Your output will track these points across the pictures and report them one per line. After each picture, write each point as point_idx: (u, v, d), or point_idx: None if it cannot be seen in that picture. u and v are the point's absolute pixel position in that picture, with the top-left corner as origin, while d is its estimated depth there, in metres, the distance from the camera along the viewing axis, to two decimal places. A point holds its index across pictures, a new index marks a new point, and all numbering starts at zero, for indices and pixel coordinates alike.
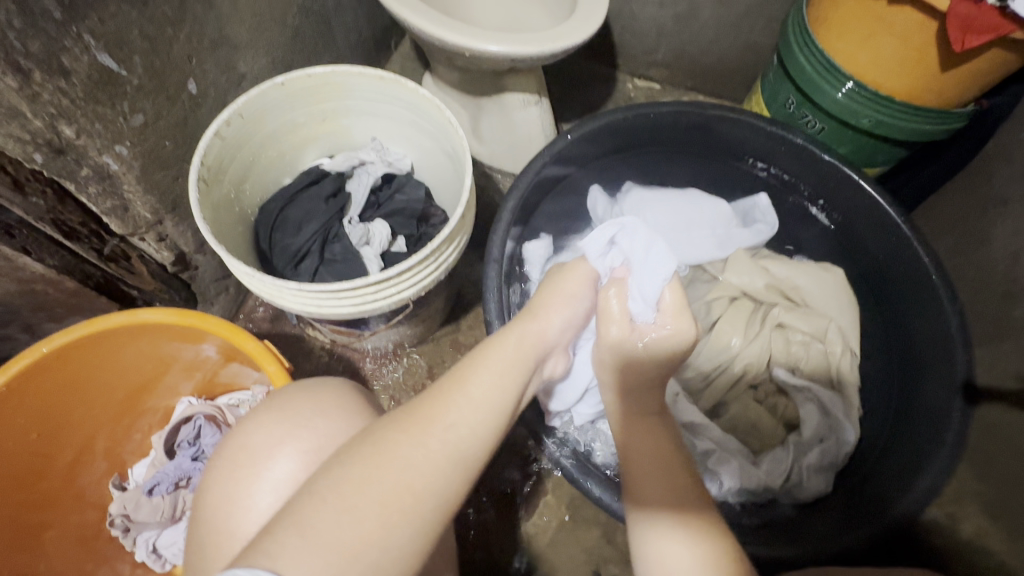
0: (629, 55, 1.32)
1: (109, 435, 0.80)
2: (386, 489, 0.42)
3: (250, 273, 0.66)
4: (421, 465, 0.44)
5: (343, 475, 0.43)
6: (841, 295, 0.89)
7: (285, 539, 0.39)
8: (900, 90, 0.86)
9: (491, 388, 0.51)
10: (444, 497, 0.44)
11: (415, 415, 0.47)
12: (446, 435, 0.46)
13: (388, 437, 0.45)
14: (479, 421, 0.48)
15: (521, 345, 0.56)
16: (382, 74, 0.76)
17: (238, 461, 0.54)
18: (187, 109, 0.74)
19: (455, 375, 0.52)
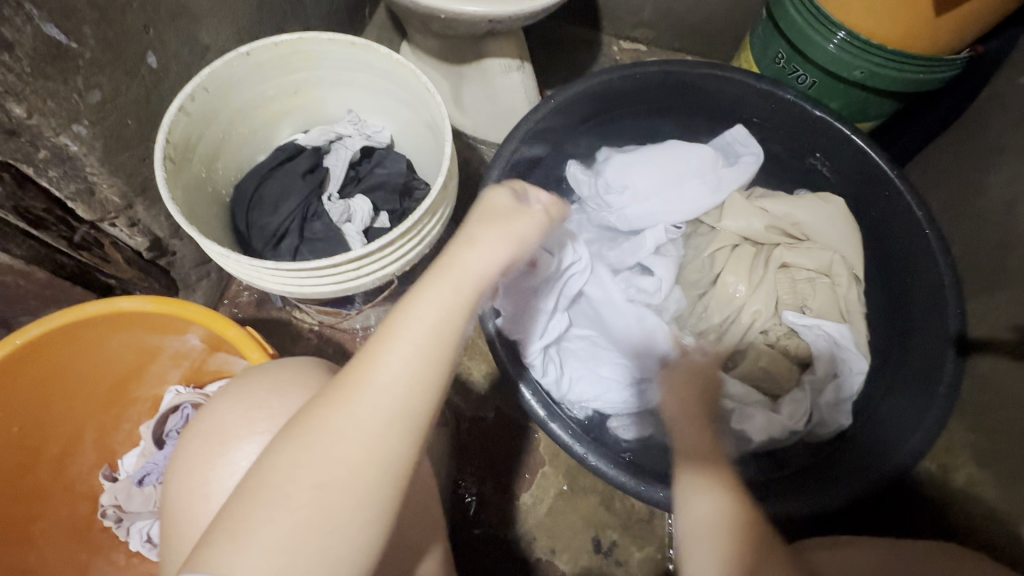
0: (613, 16, 1.27)
1: (98, 425, 0.79)
2: (320, 474, 0.40)
3: (225, 254, 0.63)
4: (354, 438, 0.41)
5: (274, 467, 0.40)
6: (841, 224, 0.88)
7: (231, 540, 0.37)
8: (893, 38, 0.83)
9: (418, 333, 0.44)
10: (392, 466, 0.41)
11: (343, 379, 0.43)
12: (373, 397, 0.42)
13: (318, 415, 0.42)
14: (407, 374, 0.42)
15: (455, 284, 0.47)
16: (352, 39, 0.72)
17: (202, 451, 0.53)
18: (147, 85, 0.70)
19: (383, 330, 0.44)
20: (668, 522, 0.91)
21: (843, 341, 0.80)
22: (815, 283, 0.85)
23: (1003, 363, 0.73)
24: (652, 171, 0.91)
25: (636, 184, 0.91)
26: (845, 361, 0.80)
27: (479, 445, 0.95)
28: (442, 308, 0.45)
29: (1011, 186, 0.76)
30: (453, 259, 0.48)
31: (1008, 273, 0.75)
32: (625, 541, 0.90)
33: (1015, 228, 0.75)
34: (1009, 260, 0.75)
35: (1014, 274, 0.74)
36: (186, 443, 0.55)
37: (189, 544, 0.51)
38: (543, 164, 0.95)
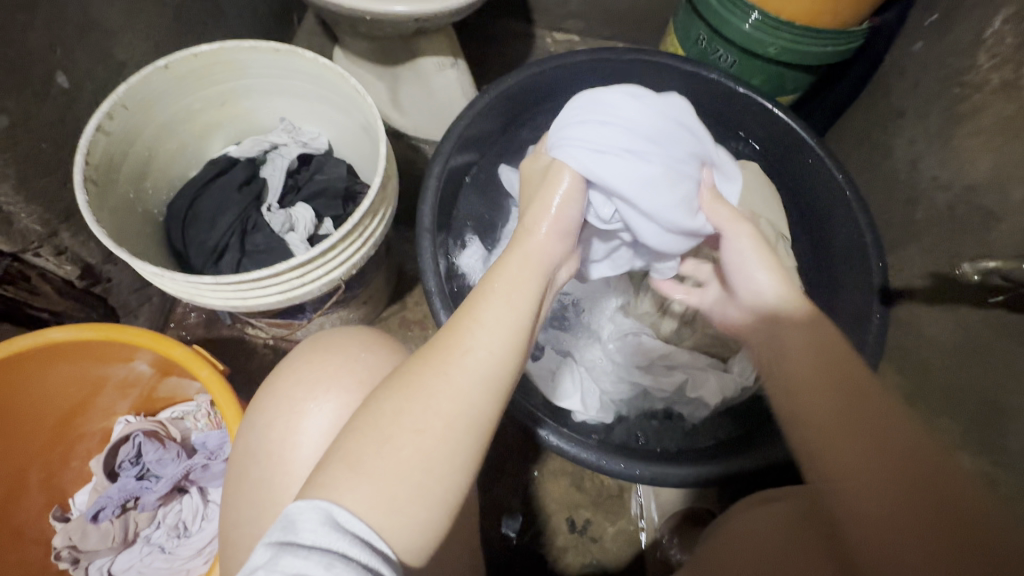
0: (544, 9, 1.29)
1: (44, 466, 0.76)
2: (421, 417, 0.41)
3: (159, 273, 0.62)
4: (447, 392, 0.43)
5: (379, 408, 0.42)
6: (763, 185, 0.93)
7: (344, 480, 0.39)
8: (799, 14, 0.88)
9: (505, 306, 0.48)
10: (478, 421, 0.43)
11: (443, 342, 0.46)
12: (467, 359, 0.44)
13: (414, 370, 0.44)
14: (504, 345, 0.46)
15: (527, 267, 0.51)
16: (276, 46, 0.72)
17: (293, 396, 0.53)
18: (60, 106, 0.68)
19: (468, 301, 0.48)
20: (636, 494, 0.95)
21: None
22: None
23: (919, 308, 0.78)
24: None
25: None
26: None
27: None
28: (514, 279, 0.50)
29: (912, 147, 0.84)
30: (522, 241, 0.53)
31: (917, 226, 0.81)
32: (598, 517, 0.93)
33: (920, 183, 0.81)
34: (917, 214, 0.81)
35: (921, 227, 0.80)
36: (276, 390, 0.54)
37: (267, 489, 0.50)
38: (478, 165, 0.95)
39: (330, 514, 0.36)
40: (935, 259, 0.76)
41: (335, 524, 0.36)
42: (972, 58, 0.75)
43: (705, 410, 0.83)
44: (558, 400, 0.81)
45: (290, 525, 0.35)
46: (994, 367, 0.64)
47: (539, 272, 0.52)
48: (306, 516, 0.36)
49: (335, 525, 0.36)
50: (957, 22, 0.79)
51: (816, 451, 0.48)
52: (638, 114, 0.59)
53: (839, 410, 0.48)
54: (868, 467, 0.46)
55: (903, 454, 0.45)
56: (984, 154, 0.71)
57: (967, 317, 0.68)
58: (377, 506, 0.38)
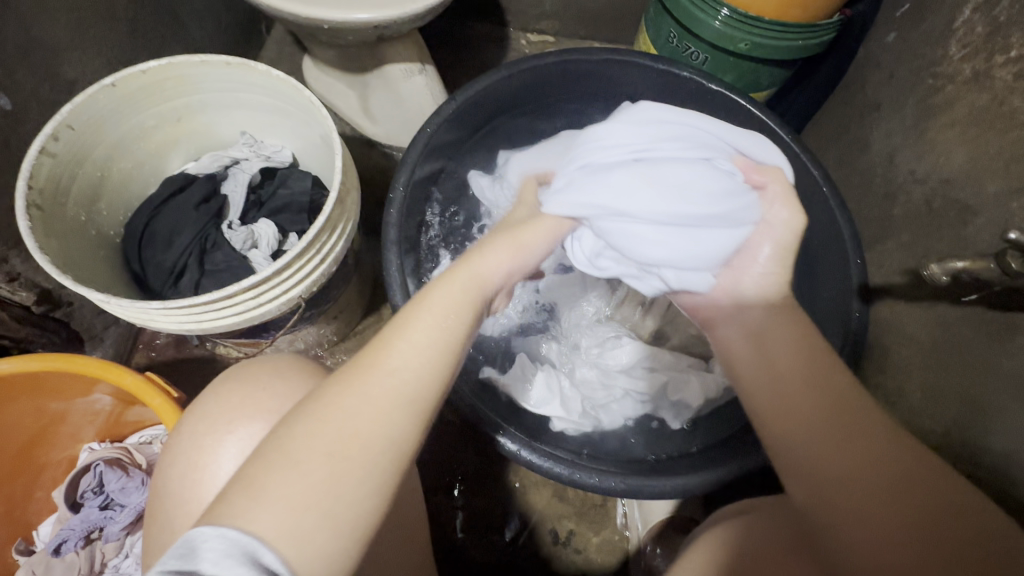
0: (517, 11, 1.27)
1: (5, 499, 0.74)
2: (333, 439, 0.39)
3: (105, 299, 0.59)
4: (366, 416, 0.41)
5: (290, 432, 0.40)
6: None
7: (244, 508, 0.36)
8: (768, 9, 0.87)
9: (432, 326, 0.46)
10: (399, 443, 0.41)
11: (362, 363, 0.43)
12: (391, 380, 0.42)
13: (331, 391, 0.42)
14: (426, 365, 0.44)
15: (463, 285, 0.49)
16: (228, 59, 0.70)
17: (197, 431, 0.51)
18: (3, 128, 0.66)
19: (399, 319, 0.46)
20: (621, 503, 0.93)
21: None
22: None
23: (897, 306, 0.76)
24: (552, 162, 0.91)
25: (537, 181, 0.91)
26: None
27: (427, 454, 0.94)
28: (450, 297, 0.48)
29: (888, 141, 0.82)
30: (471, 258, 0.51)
31: (894, 221, 0.79)
32: (582, 527, 0.91)
33: (896, 177, 0.80)
34: (894, 209, 0.79)
35: (899, 222, 0.79)
36: (183, 426, 0.53)
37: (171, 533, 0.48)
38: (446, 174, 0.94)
39: (239, 544, 0.34)
40: (913, 255, 0.75)
41: (246, 558, 0.34)
42: (943, 49, 0.73)
43: (689, 412, 0.81)
44: (530, 405, 0.79)
45: (190, 553, 0.33)
46: (972, 365, 0.63)
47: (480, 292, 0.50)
48: (211, 545, 0.34)
49: (244, 557, 0.34)
50: (928, 12, 0.77)
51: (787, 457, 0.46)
52: (619, 136, 0.59)
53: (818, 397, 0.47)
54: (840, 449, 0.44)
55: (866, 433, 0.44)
56: (958, 147, 0.69)
57: (947, 314, 0.67)
58: (282, 538, 0.36)
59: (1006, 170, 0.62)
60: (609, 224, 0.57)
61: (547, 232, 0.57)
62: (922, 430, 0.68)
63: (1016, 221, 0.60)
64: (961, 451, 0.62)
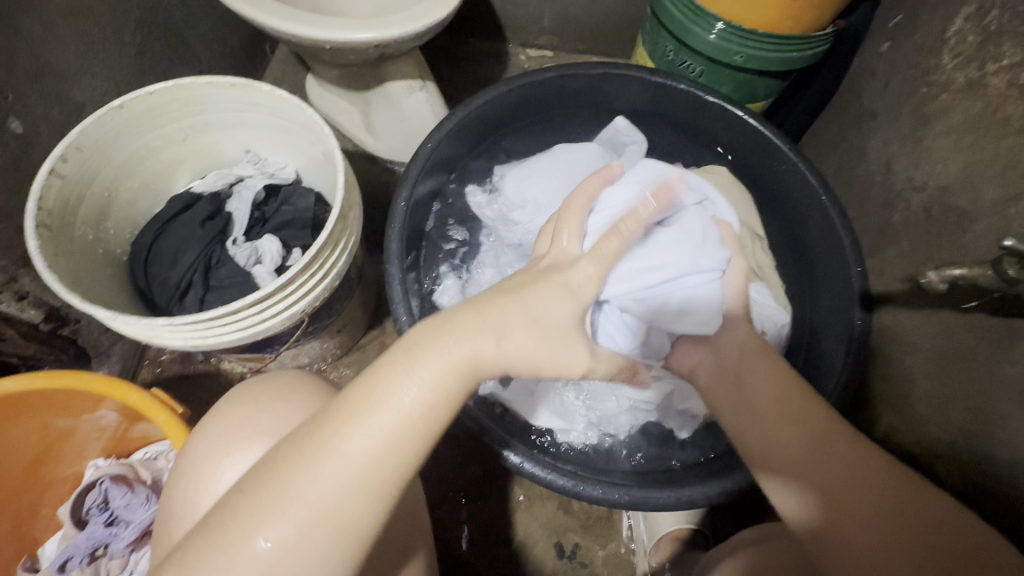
0: (515, 26, 1.30)
1: (12, 516, 0.74)
2: (279, 522, 0.40)
3: (111, 316, 0.60)
4: (312, 496, 0.40)
5: (241, 503, 0.40)
6: (731, 186, 0.94)
7: (194, 570, 0.39)
8: (762, 22, 0.88)
9: (398, 410, 0.42)
10: (347, 525, 0.41)
11: (320, 437, 0.41)
12: (340, 466, 0.40)
13: (286, 464, 0.41)
14: (388, 450, 0.41)
15: (443, 360, 0.43)
16: (233, 80, 0.72)
17: (198, 452, 0.52)
18: (15, 152, 0.69)
19: (363, 392, 0.42)
20: (626, 516, 0.92)
21: (760, 298, 0.83)
22: None
23: (900, 313, 0.76)
24: (550, 179, 0.90)
25: (536, 196, 0.90)
26: (769, 319, 0.83)
27: (431, 467, 0.94)
28: (422, 385, 0.42)
29: (886, 148, 0.82)
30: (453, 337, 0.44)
31: (894, 228, 0.79)
32: (587, 541, 0.91)
33: (895, 184, 0.80)
34: (894, 216, 0.80)
35: (899, 229, 0.79)
36: (189, 444, 0.54)
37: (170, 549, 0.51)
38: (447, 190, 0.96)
39: None
40: (915, 262, 0.74)
41: None
42: (937, 58, 0.74)
43: (697, 420, 0.80)
44: (534, 421, 0.80)
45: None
46: (976, 373, 0.62)
47: (460, 380, 0.43)
48: None
49: None
50: (921, 22, 0.78)
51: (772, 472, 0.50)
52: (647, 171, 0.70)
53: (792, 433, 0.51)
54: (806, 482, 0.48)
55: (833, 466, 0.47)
56: (954, 154, 0.70)
57: (950, 321, 0.66)
58: None
59: (1004, 177, 0.62)
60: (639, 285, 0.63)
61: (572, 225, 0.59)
62: (928, 439, 0.67)
63: (1015, 228, 0.61)
64: (968, 459, 0.62)
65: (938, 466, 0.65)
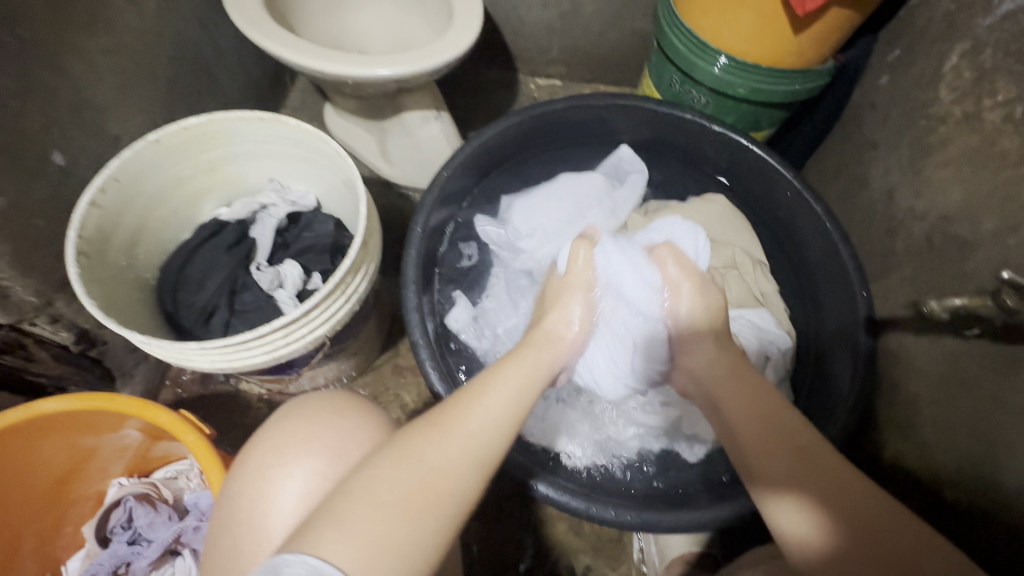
0: (526, 57, 1.35)
1: (37, 533, 0.76)
2: (412, 483, 0.43)
3: (145, 340, 0.63)
4: (441, 466, 0.44)
5: (375, 472, 0.43)
6: (729, 218, 0.97)
7: (326, 531, 0.39)
8: (764, 56, 0.91)
9: (507, 400, 0.52)
10: (464, 497, 0.44)
11: (441, 419, 0.48)
12: (467, 438, 0.47)
13: (413, 440, 0.46)
14: (502, 431, 0.49)
15: (525, 366, 0.57)
16: (261, 115, 0.76)
17: (266, 463, 0.54)
18: (55, 182, 0.72)
19: (474, 387, 0.52)
20: (637, 538, 0.93)
21: (763, 324, 0.86)
22: (727, 277, 0.91)
23: (905, 337, 0.78)
24: (557, 207, 0.95)
25: (544, 224, 0.94)
26: (772, 343, 0.85)
27: None
28: (505, 392, 0.52)
29: (887, 177, 0.85)
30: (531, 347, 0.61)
31: (897, 255, 0.81)
32: (598, 564, 0.91)
33: (897, 211, 0.82)
34: (897, 243, 0.82)
35: (902, 255, 0.81)
36: (251, 457, 0.55)
37: (235, 559, 0.51)
38: (458, 217, 0.99)
39: (318, 571, 0.37)
40: (919, 287, 0.76)
41: None
42: (934, 92, 0.77)
43: (707, 442, 0.81)
44: (554, 447, 0.81)
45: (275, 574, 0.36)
46: (982, 398, 0.64)
47: (533, 393, 0.55)
48: (294, 569, 0.37)
49: None
50: (918, 57, 0.82)
51: (773, 485, 0.48)
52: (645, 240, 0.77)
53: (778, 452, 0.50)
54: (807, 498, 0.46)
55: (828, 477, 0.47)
56: (954, 185, 0.72)
57: (953, 348, 0.68)
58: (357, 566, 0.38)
59: (1002, 208, 0.65)
60: (604, 341, 0.73)
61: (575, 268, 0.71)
62: (936, 463, 0.68)
63: (1014, 258, 0.63)
64: (977, 483, 0.63)
65: (945, 490, 0.66)
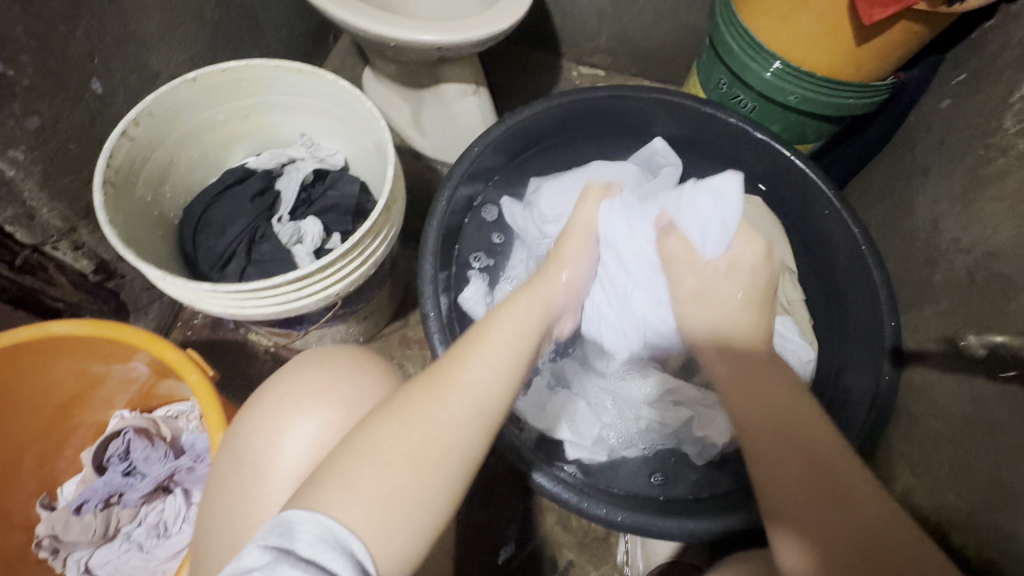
0: (572, 43, 1.32)
1: (38, 453, 0.77)
2: (416, 443, 0.42)
3: (161, 276, 0.63)
4: (442, 422, 0.43)
5: (376, 431, 0.42)
6: (767, 218, 0.94)
7: (330, 495, 0.39)
8: (822, 65, 0.87)
9: (507, 347, 0.50)
10: (469, 453, 0.44)
11: (441, 372, 0.46)
12: (467, 390, 0.45)
13: (412, 397, 0.44)
14: (502, 382, 0.48)
15: (527, 307, 0.55)
16: (300, 66, 0.75)
17: (278, 407, 0.54)
18: (92, 110, 0.73)
19: (470, 337, 0.50)
20: (624, 539, 0.91)
21: (785, 333, 0.84)
22: None
23: (932, 373, 0.74)
24: None
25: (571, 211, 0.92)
26: (792, 352, 0.83)
27: None
28: (505, 341, 0.50)
29: (934, 207, 0.81)
30: (530, 289, 0.58)
31: (934, 288, 0.78)
32: (581, 558, 0.90)
33: (940, 243, 0.78)
34: (935, 276, 0.78)
35: (938, 289, 0.77)
36: (265, 400, 0.55)
37: (241, 500, 0.51)
38: (485, 194, 0.97)
39: (329, 531, 0.37)
40: (953, 323, 0.73)
41: (336, 543, 0.36)
42: (998, 121, 0.73)
43: (713, 450, 0.79)
44: (552, 432, 0.80)
45: (289, 533, 0.36)
46: (1007, 445, 0.60)
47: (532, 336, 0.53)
48: (306, 529, 0.36)
49: (332, 543, 0.36)
50: (986, 83, 0.77)
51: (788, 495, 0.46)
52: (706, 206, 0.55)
53: (790, 450, 0.47)
54: (817, 509, 0.44)
55: (842, 484, 0.45)
56: (1006, 221, 0.68)
57: (982, 390, 0.65)
58: (364, 527, 0.38)
59: None
60: (611, 310, 0.67)
61: (583, 223, 0.65)
62: (947, 508, 0.65)
63: None
64: (988, 534, 0.60)
65: (954, 536, 0.63)
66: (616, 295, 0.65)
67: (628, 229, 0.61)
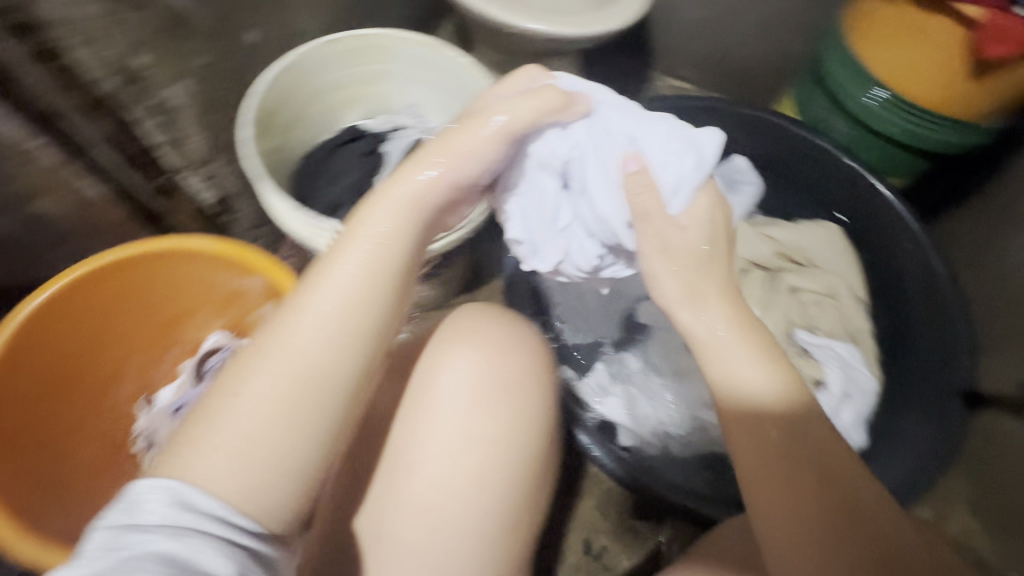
0: (665, 54, 1.34)
1: (142, 359, 0.84)
2: (258, 388, 0.40)
3: (290, 211, 0.70)
4: (290, 364, 0.41)
5: (228, 383, 0.41)
6: (841, 249, 0.94)
7: (189, 455, 0.38)
8: (934, 99, 0.86)
9: (358, 260, 0.45)
10: (338, 386, 0.42)
11: (288, 306, 0.44)
12: (313, 319, 0.42)
13: (263, 340, 0.42)
14: (352, 303, 0.44)
15: (376, 204, 0.48)
16: (430, 40, 0.82)
17: (451, 344, 0.60)
18: (242, 58, 0.81)
19: (322, 259, 0.46)
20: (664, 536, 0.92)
21: (848, 359, 0.85)
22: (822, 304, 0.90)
23: None
24: None
25: None
26: (854, 380, 0.84)
27: None
28: (366, 255, 0.45)
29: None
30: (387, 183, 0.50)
31: None
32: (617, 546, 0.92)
33: None
34: None
35: None
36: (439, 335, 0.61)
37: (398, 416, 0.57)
38: None
39: (173, 493, 0.36)
40: None
41: (181, 504, 0.36)
42: None
43: None
44: (611, 419, 0.83)
45: (134, 507, 0.36)
46: None
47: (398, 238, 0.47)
48: (152, 497, 0.36)
49: (184, 507, 0.36)
50: None
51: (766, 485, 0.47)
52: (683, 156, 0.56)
53: (773, 446, 0.47)
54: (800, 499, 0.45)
55: (843, 496, 0.44)
56: None
57: None
58: (225, 487, 0.38)
59: None
60: (520, 202, 0.59)
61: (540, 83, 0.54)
62: None
63: None
64: None
65: None
66: (538, 192, 0.59)
67: (635, 138, 0.57)
